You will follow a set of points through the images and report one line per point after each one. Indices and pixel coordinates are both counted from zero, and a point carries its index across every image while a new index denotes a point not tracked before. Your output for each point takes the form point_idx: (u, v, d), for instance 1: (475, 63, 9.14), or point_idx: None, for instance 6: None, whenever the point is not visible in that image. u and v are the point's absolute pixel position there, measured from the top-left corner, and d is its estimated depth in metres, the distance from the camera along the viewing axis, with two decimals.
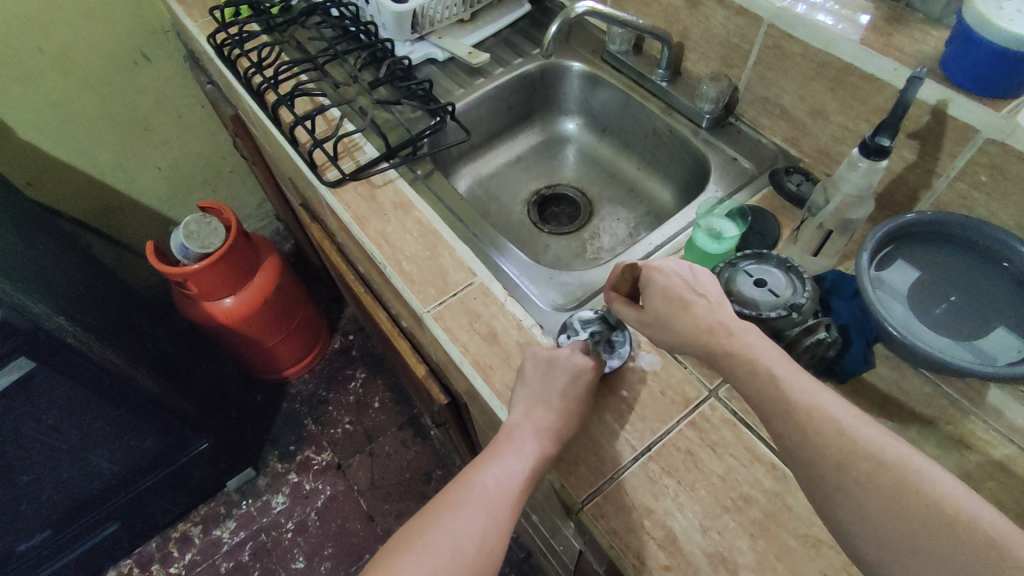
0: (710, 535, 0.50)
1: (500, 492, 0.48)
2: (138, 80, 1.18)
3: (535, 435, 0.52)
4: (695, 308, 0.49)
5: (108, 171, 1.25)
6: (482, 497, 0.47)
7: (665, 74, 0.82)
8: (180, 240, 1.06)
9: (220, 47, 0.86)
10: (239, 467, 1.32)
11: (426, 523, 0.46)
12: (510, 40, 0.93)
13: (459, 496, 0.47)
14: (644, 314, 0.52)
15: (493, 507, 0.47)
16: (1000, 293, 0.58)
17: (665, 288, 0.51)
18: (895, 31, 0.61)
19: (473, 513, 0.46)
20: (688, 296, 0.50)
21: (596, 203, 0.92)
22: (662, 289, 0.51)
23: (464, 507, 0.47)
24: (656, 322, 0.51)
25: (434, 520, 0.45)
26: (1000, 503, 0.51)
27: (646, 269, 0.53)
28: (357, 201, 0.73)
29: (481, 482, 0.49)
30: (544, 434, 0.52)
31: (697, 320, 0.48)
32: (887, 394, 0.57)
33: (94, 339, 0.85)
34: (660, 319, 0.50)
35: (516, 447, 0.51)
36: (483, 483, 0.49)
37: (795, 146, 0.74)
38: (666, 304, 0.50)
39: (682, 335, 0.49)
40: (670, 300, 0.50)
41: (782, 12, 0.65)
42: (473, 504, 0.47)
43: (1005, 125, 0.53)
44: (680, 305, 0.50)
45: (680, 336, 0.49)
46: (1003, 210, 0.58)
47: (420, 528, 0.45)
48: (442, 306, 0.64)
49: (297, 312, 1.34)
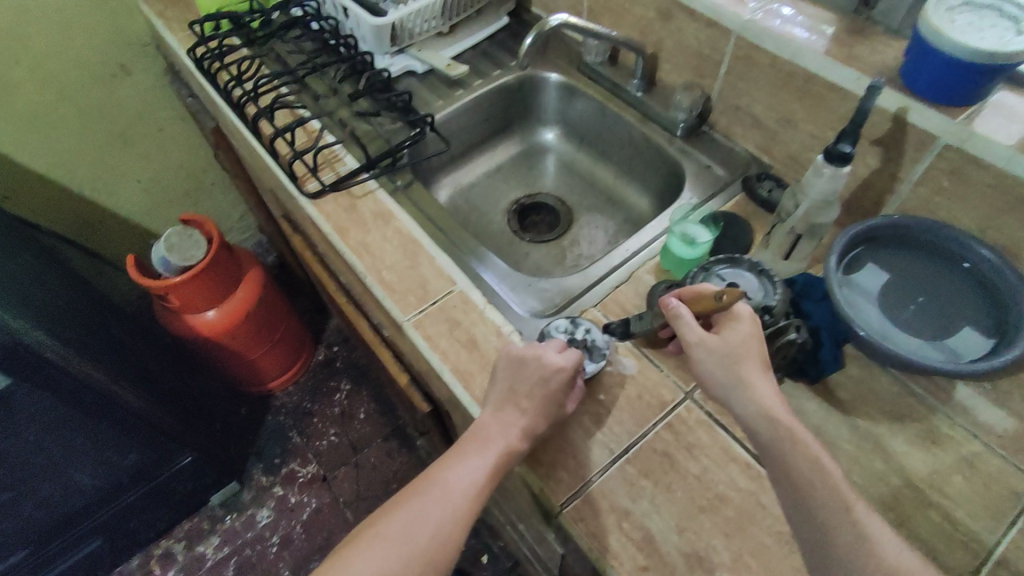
0: (687, 534, 0.51)
1: (461, 488, 0.52)
2: (118, 93, 1.18)
3: (499, 435, 0.54)
4: (761, 373, 0.49)
5: (87, 185, 1.24)
6: (442, 491, 0.52)
7: (640, 84, 0.84)
8: (161, 253, 1.06)
9: (199, 60, 0.86)
10: (223, 481, 1.31)
11: (392, 513, 0.51)
12: (488, 52, 0.95)
13: (424, 490, 0.52)
14: (711, 341, 0.50)
15: (452, 503, 0.51)
16: (963, 292, 0.60)
17: (749, 335, 0.50)
18: (858, 42, 0.63)
19: (433, 507, 0.51)
20: (761, 358, 0.49)
21: (575, 212, 0.93)
22: (748, 334, 0.50)
23: (426, 501, 0.51)
24: (723, 364, 0.49)
25: (399, 511, 0.51)
26: (967, 498, 0.53)
27: (744, 309, 0.51)
28: (337, 211, 0.74)
29: (444, 478, 0.53)
30: (509, 435, 0.53)
31: (760, 385, 0.48)
32: (858, 393, 0.59)
33: (73, 353, 0.85)
34: (725, 357, 0.49)
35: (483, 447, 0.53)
36: (445, 479, 0.53)
37: (766, 154, 0.76)
38: (742, 351, 0.49)
39: (733, 383, 0.48)
40: (746, 349, 0.49)
41: (749, 24, 0.67)
42: (434, 499, 0.51)
43: (961, 131, 0.55)
44: (753, 359, 0.49)
45: (729, 383, 0.49)
46: (963, 213, 0.60)
47: (386, 517, 0.51)
48: (422, 314, 0.65)
49: (281, 323, 1.33)
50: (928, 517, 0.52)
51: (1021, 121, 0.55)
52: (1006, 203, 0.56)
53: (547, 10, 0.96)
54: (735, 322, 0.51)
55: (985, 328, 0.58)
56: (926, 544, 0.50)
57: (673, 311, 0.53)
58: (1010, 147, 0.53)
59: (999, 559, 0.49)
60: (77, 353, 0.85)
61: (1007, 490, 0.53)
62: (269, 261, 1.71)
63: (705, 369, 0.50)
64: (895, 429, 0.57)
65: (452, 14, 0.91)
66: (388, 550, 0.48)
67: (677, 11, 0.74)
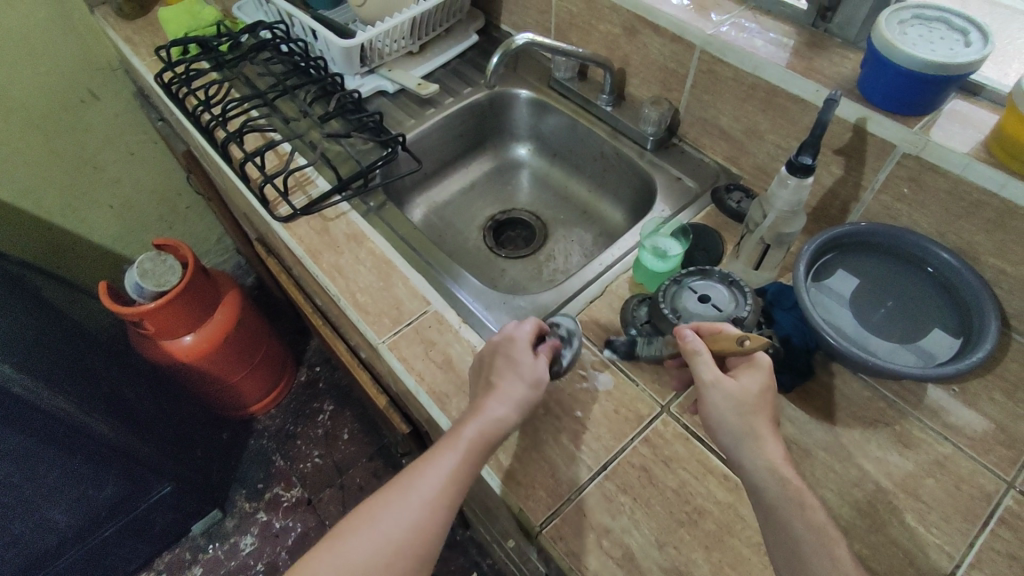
0: (667, 549, 0.51)
1: (476, 442, 0.50)
2: (86, 119, 1.17)
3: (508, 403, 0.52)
4: (771, 428, 0.48)
5: (58, 212, 1.22)
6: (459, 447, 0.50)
7: (609, 99, 0.85)
8: (134, 279, 1.05)
9: (166, 86, 0.86)
10: (206, 509, 1.29)
11: (388, 493, 0.49)
12: (458, 70, 0.95)
13: (419, 469, 0.50)
14: (728, 386, 0.48)
15: (448, 480, 0.49)
16: (930, 295, 0.62)
17: (767, 386, 0.49)
18: (816, 55, 0.65)
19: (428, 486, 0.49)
20: (773, 411, 0.49)
21: (551, 226, 0.94)
22: (765, 385, 0.49)
23: (422, 479, 0.49)
24: (737, 414, 0.48)
25: (395, 491, 0.49)
26: (940, 500, 0.53)
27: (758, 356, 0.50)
28: (310, 234, 0.73)
29: (440, 453, 0.50)
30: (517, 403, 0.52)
31: (771, 440, 0.47)
32: (831, 400, 0.60)
33: (43, 386, 0.83)
34: (741, 406, 0.48)
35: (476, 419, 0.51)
36: (462, 434, 0.51)
37: (734, 164, 0.77)
38: (757, 403, 0.48)
39: (746, 434, 0.47)
40: (761, 400, 0.48)
41: (711, 39, 0.68)
42: (430, 477, 0.49)
43: (918, 140, 0.57)
44: (766, 411, 0.48)
45: (741, 433, 0.47)
46: (924, 219, 0.61)
47: (382, 497, 0.49)
48: (396, 335, 0.64)
49: (261, 346, 1.31)
50: (903, 521, 0.52)
51: (975, 128, 0.57)
52: (964, 208, 0.58)
53: (516, 28, 0.97)
54: (753, 370, 0.49)
55: (951, 327, 0.60)
56: (902, 549, 0.51)
57: (690, 345, 0.51)
58: (964, 154, 0.55)
59: (973, 561, 0.50)
60: (47, 387, 0.84)
61: (978, 491, 0.54)
62: (248, 283, 1.69)
63: (716, 415, 0.48)
64: (869, 434, 0.57)
65: (422, 34, 0.92)
66: (384, 531, 0.47)
67: (641, 27, 0.75)
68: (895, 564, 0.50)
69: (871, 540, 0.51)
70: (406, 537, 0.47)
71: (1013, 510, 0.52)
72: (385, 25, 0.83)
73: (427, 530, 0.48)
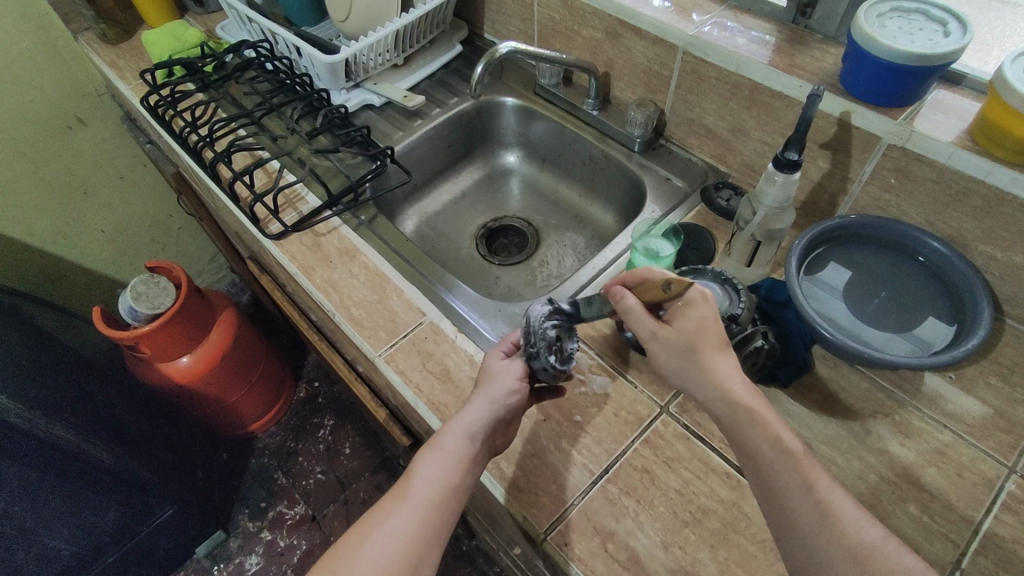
0: (672, 550, 0.51)
1: (462, 444, 0.51)
2: (74, 145, 1.16)
3: (486, 401, 0.53)
4: (720, 354, 0.47)
5: (48, 239, 1.22)
6: (444, 453, 0.50)
7: (595, 103, 0.86)
8: (128, 303, 1.03)
9: (152, 108, 0.85)
10: (209, 531, 1.29)
11: (376, 520, 0.48)
12: (444, 81, 0.96)
13: (408, 492, 0.49)
14: (664, 331, 0.48)
15: (441, 499, 0.49)
16: (921, 285, 0.62)
17: (704, 320, 0.47)
18: (798, 51, 0.65)
19: (420, 507, 0.48)
20: (717, 338, 0.47)
21: (542, 231, 0.94)
22: (702, 319, 0.47)
23: (412, 503, 0.48)
24: (678, 351, 0.47)
25: (384, 518, 0.48)
26: (942, 488, 0.53)
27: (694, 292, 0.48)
28: (302, 250, 0.73)
29: (429, 474, 0.50)
30: (495, 402, 0.53)
31: (721, 368, 0.46)
32: (829, 393, 0.60)
33: (39, 415, 0.82)
34: (680, 347, 0.47)
35: (463, 432, 0.51)
36: (445, 440, 0.51)
37: (722, 162, 0.78)
38: (695, 338, 0.47)
39: (692, 372, 0.47)
40: (699, 335, 0.47)
41: (694, 40, 0.69)
42: (422, 498, 0.49)
43: (902, 131, 0.57)
44: (706, 343, 0.47)
45: (688, 373, 0.47)
46: (913, 209, 0.62)
47: (369, 525, 0.48)
48: (393, 348, 0.64)
49: (257, 364, 1.31)
50: (907, 511, 0.52)
51: (958, 117, 0.57)
52: (951, 196, 0.58)
53: (499, 36, 0.97)
54: (687, 306, 0.48)
55: (945, 314, 0.60)
56: (907, 538, 0.51)
57: (622, 302, 0.50)
58: (949, 143, 0.55)
59: (979, 547, 0.50)
60: (45, 415, 0.83)
61: (981, 477, 0.54)
62: (242, 301, 1.69)
63: (661, 361, 0.48)
64: (869, 425, 0.57)
65: (406, 46, 0.92)
66: (376, 562, 0.45)
67: (624, 30, 0.76)
68: None
69: None
70: (400, 564, 0.45)
71: (1015, 495, 0.52)
72: (369, 39, 0.83)
73: (422, 555, 0.46)
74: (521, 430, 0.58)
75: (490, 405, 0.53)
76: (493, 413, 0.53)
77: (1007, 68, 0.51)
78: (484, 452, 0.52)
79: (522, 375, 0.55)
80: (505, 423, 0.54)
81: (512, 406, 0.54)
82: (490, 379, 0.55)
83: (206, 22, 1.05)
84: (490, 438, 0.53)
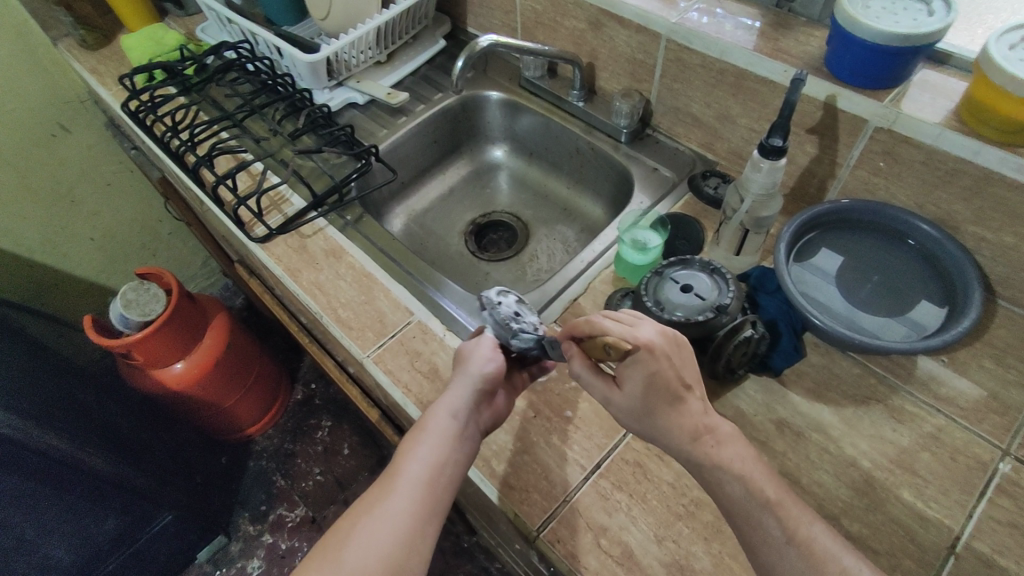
0: (666, 544, 0.50)
1: (447, 424, 0.51)
2: (58, 153, 1.15)
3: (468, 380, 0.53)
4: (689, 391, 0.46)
5: (36, 248, 1.21)
6: (431, 435, 0.50)
7: (580, 94, 0.85)
8: (119, 311, 1.03)
9: (133, 114, 0.84)
10: (211, 535, 1.29)
11: (366, 507, 0.47)
12: (428, 77, 0.95)
13: (398, 476, 0.49)
14: (615, 390, 0.48)
15: (431, 480, 0.48)
16: (912, 268, 0.61)
17: (651, 378, 0.45)
18: (782, 35, 0.64)
19: (410, 491, 0.48)
20: (674, 392, 0.45)
21: (531, 225, 0.94)
22: (647, 378, 0.45)
23: (401, 487, 0.48)
24: (634, 411, 0.47)
25: (373, 505, 0.47)
26: (936, 473, 0.53)
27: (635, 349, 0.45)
28: (288, 253, 0.72)
29: (417, 457, 0.49)
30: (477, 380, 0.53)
31: (687, 423, 0.46)
32: (821, 380, 0.59)
33: (32, 426, 0.81)
34: (635, 410, 0.47)
35: (448, 413, 0.51)
36: (431, 422, 0.51)
37: (710, 151, 0.77)
38: (648, 398, 0.46)
39: (653, 431, 0.47)
40: (651, 394, 0.46)
41: (676, 27, 0.68)
42: (411, 481, 0.48)
43: (888, 114, 0.56)
44: (661, 403, 0.46)
45: (651, 432, 0.47)
46: (901, 191, 0.61)
47: (360, 513, 0.47)
48: (381, 348, 0.64)
49: (253, 366, 1.30)
50: (902, 497, 0.52)
51: (946, 97, 0.56)
52: (939, 178, 0.57)
53: (482, 29, 0.96)
54: (631, 365, 0.46)
55: (936, 296, 0.59)
56: (901, 525, 0.50)
57: (570, 362, 0.50)
58: (936, 124, 0.54)
59: (973, 532, 0.50)
60: (38, 426, 0.82)
61: (974, 460, 0.53)
62: (236, 304, 1.68)
63: (622, 418, 0.49)
64: (862, 411, 0.57)
65: (388, 43, 0.91)
66: (368, 549, 0.45)
67: (606, 20, 0.75)
68: (896, 541, 0.50)
69: (870, 520, 0.51)
70: (395, 548, 0.45)
71: (1010, 478, 0.52)
72: (349, 36, 0.82)
73: (416, 537, 0.46)
74: (512, 426, 0.58)
75: (472, 383, 0.53)
76: (475, 388, 0.53)
77: (991, 47, 0.50)
78: (471, 429, 0.52)
79: (494, 345, 0.56)
80: (488, 398, 0.54)
81: (488, 374, 0.53)
82: (467, 356, 0.55)
83: (187, 25, 1.04)
84: (475, 416, 0.53)
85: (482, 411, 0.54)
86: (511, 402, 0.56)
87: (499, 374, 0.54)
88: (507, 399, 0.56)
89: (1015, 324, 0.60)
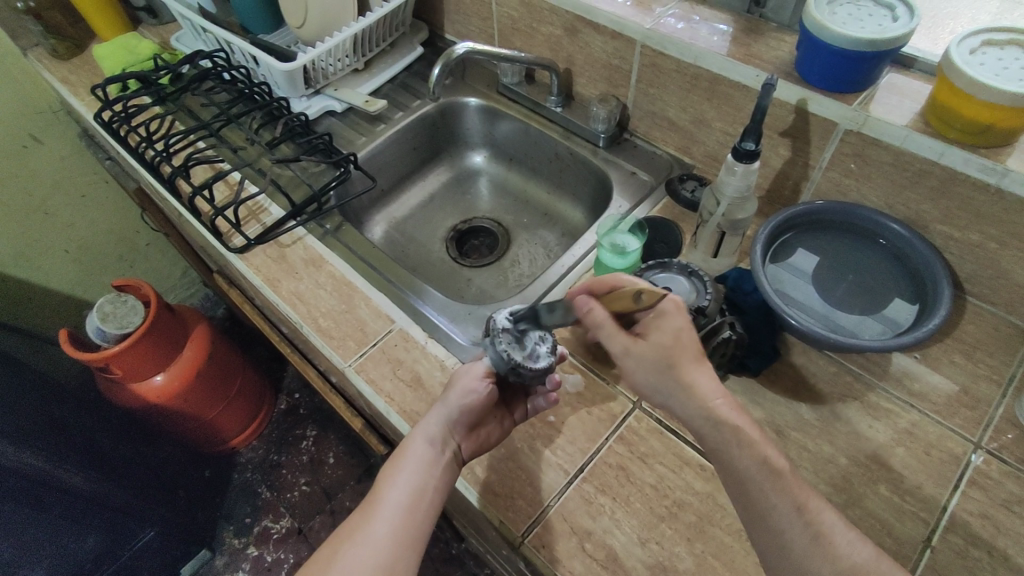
0: (650, 546, 0.51)
1: (424, 450, 0.51)
2: (29, 165, 1.13)
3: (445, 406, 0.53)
4: (699, 367, 0.46)
5: (8, 262, 1.18)
6: (409, 462, 0.50)
7: (558, 100, 0.86)
8: (95, 324, 1.01)
9: (106, 124, 0.83)
10: (193, 550, 1.27)
11: (347, 534, 0.47)
12: (406, 84, 0.95)
13: (378, 503, 0.49)
14: (639, 347, 0.48)
15: (411, 504, 0.49)
16: (884, 268, 0.63)
17: (679, 331, 0.47)
18: (754, 41, 0.65)
19: (390, 516, 0.48)
20: (694, 349, 0.47)
21: (513, 230, 0.94)
22: (677, 331, 0.47)
23: (383, 512, 0.48)
24: (654, 363, 0.47)
25: (354, 531, 0.47)
26: (911, 468, 0.54)
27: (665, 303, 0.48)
28: (267, 262, 0.72)
29: (397, 482, 0.50)
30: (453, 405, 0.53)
31: (697, 385, 0.46)
32: (798, 379, 0.60)
33: (7, 445, 0.79)
34: (658, 362, 0.47)
35: (426, 439, 0.52)
36: (409, 450, 0.51)
37: (687, 154, 0.78)
38: (674, 352, 0.46)
39: (672, 387, 0.46)
40: (677, 348, 0.46)
41: (650, 33, 0.68)
42: (391, 507, 0.48)
43: (857, 116, 0.58)
44: (684, 357, 0.46)
45: (669, 388, 0.46)
46: (872, 192, 0.62)
47: (340, 540, 0.47)
48: (363, 358, 0.63)
49: (235, 379, 1.28)
50: (878, 492, 0.53)
51: (912, 99, 0.58)
52: (908, 178, 0.59)
53: (460, 37, 0.97)
54: (659, 319, 0.48)
55: (908, 294, 0.61)
56: (879, 520, 0.51)
57: (592, 316, 0.50)
58: (902, 126, 0.56)
59: (948, 524, 0.51)
60: (15, 445, 0.80)
61: (947, 454, 0.54)
62: (218, 314, 1.66)
63: (639, 377, 0.48)
64: (838, 409, 0.58)
65: (365, 50, 0.91)
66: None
67: (581, 26, 0.76)
68: (875, 536, 0.51)
69: (849, 515, 0.52)
70: (377, 573, 0.45)
71: (981, 470, 0.53)
72: (326, 44, 0.82)
73: (398, 562, 0.46)
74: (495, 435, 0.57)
75: (448, 408, 0.53)
76: (453, 415, 0.53)
77: (953, 51, 0.51)
78: (450, 456, 0.52)
79: (485, 374, 0.55)
80: (469, 425, 0.54)
81: (470, 405, 0.53)
82: (451, 384, 0.55)
83: (161, 34, 1.04)
84: (453, 441, 0.53)
85: (462, 439, 0.54)
86: (499, 431, 0.56)
87: (485, 404, 0.54)
88: (494, 427, 0.55)
89: (983, 321, 0.62)
